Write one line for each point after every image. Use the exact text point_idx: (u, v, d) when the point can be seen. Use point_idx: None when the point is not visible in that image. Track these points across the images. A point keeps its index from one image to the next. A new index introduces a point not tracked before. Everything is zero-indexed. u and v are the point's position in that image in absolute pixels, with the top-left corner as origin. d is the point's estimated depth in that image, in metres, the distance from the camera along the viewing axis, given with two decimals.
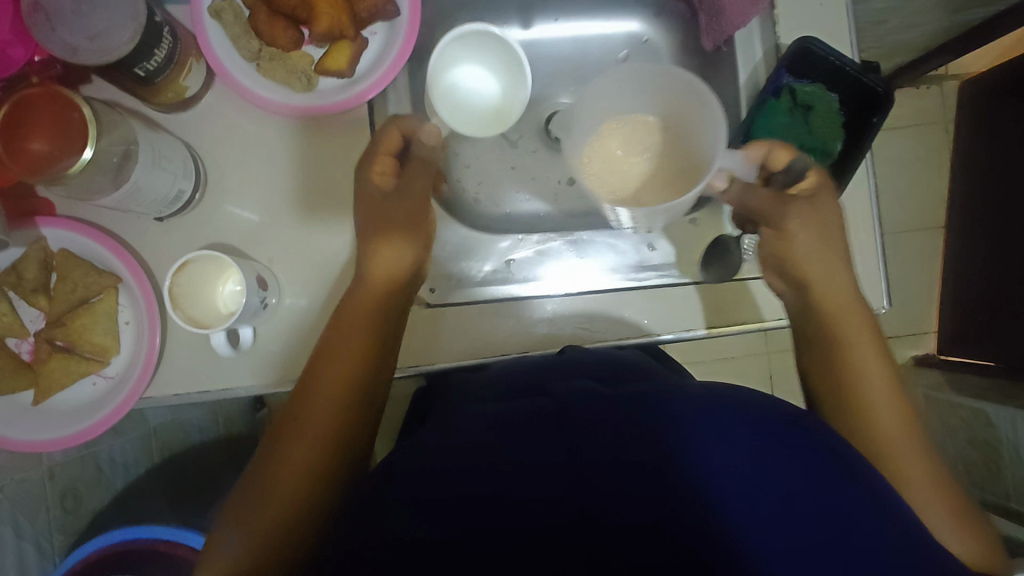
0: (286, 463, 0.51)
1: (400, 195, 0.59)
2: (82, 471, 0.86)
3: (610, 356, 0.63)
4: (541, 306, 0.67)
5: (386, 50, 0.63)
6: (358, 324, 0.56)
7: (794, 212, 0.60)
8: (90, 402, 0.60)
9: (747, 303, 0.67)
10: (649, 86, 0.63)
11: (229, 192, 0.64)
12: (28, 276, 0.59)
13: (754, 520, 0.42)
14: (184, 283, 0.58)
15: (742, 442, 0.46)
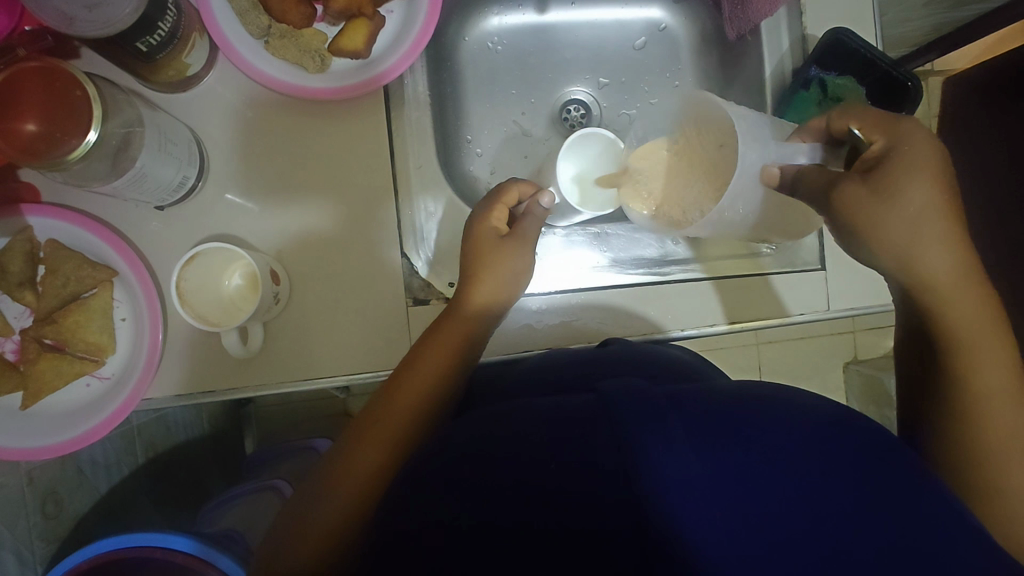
0: (343, 471, 0.52)
1: (512, 242, 0.60)
2: (62, 474, 0.81)
3: (643, 351, 0.61)
4: (563, 301, 0.65)
5: (404, 30, 0.60)
6: (434, 349, 0.57)
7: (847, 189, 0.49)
8: (86, 404, 0.56)
9: (771, 298, 0.66)
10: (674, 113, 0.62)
11: (235, 180, 0.60)
12: (13, 269, 0.54)
13: (812, 530, 0.41)
14: (192, 277, 0.54)
15: (802, 436, 0.45)
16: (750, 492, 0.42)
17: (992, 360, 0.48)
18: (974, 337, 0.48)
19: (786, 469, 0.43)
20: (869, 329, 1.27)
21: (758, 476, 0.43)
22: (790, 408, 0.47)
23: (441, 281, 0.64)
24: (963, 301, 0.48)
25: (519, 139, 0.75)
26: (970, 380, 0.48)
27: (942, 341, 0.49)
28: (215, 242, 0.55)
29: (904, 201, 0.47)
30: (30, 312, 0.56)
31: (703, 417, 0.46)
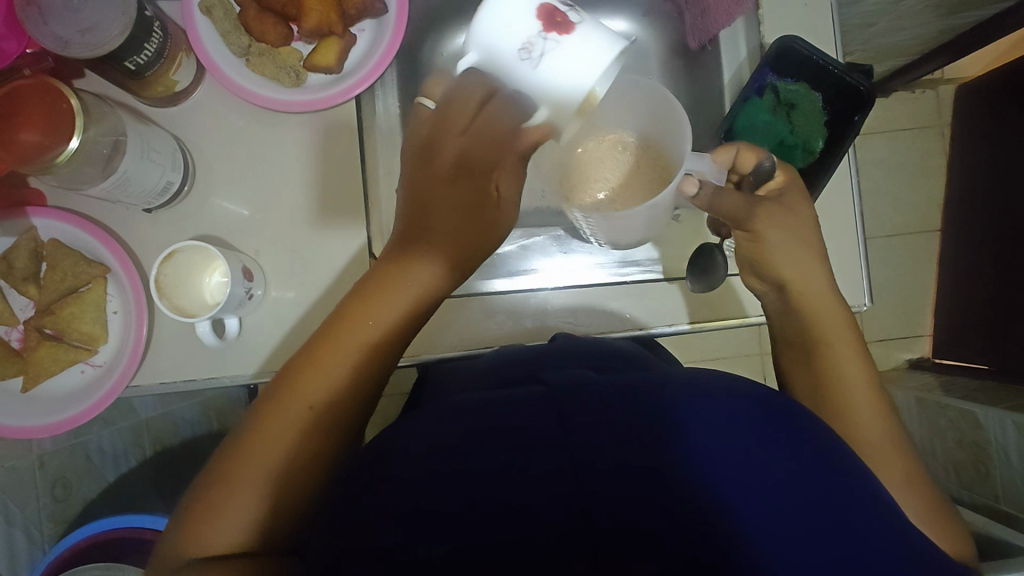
0: (270, 444, 0.49)
1: (481, 205, 0.54)
2: (70, 460, 0.88)
3: (596, 343, 0.65)
4: (536, 297, 0.70)
5: (373, 47, 0.65)
6: (387, 315, 0.54)
7: (765, 214, 0.59)
8: (79, 389, 0.61)
9: (725, 299, 0.70)
10: (626, 104, 0.63)
11: (217, 186, 0.65)
12: (18, 265, 0.60)
13: (759, 507, 0.41)
14: (171, 273, 0.59)
15: (739, 424, 0.45)
16: (697, 469, 0.42)
17: (846, 354, 0.59)
18: (824, 341, 0.60)
19: (729, 451, 0.43)
20: (876, 340, 1.25)
21: (704, 460, 0.43)
22: (722, 387, 0.48)
23: None
24: (821, 310, 0.60)
25: None
26: (834, 381, 0.58)
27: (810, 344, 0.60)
28: (194, 240, 0.60)
29: (766, 237, 0.59)
30: (33, 304, 0.62)
31: (650, 406, 0.46)
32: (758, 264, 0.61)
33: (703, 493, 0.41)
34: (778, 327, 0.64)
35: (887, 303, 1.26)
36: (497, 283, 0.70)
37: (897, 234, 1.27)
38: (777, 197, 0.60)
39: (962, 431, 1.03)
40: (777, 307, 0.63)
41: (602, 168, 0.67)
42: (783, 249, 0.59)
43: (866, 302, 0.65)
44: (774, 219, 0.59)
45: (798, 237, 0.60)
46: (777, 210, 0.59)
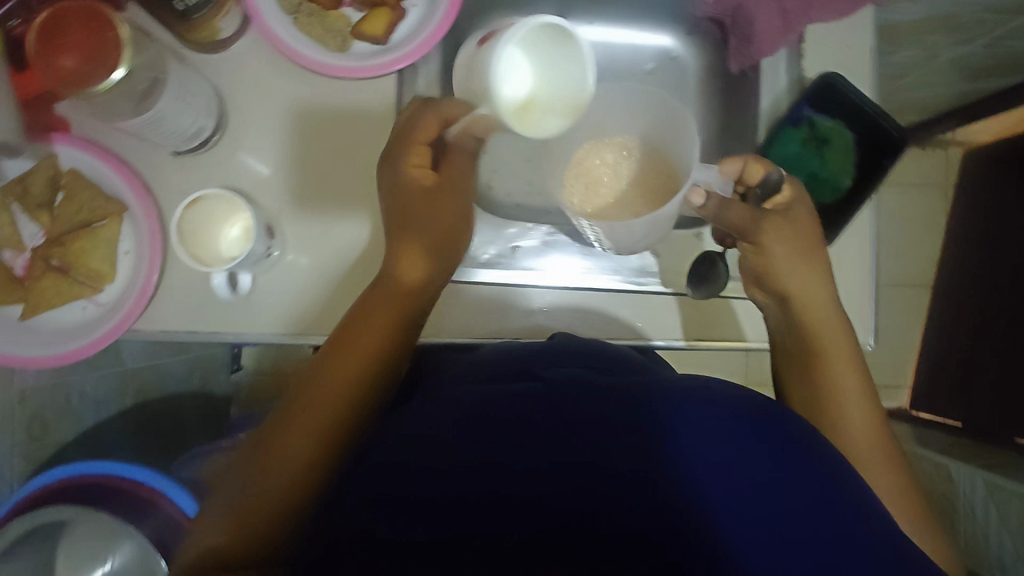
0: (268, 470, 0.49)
1: (435, 189, 0.55)
2: (51, 399, 0.87)
3: (592, 344, 0.66)
4: (543, 294, 0.70)
5: (422, 24, 0.65)
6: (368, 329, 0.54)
7: (770, 229, 0.59)
8: (78, 325, 0.60)
9: (726, 322, 0.71)
10: (632, 108, 0.65)
11: (246, 140, 0.64)
12: (34, 190, 0.59)
13: (740, 514, 0.39)
14: (192, 219, 0.59)
15: (728, 430, 0.43)
16: (680, 470, 0.41)
17: (839, 367, 0.60)
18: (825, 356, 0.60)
19: (718, 456, 0.42)
20: None
21: (687, 461, 0.41)
22: (715, 391, 0.48)
23: None
24: (826, 330, 0.60)
25: (521, 143, 0.79)
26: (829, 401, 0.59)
27: (806, 355, 0.61)
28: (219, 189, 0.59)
29: (767, 250, 0.60)
30: (43, 233, 0.61)
31: (637, 407, 0.45)
32: (764, 274, 0.61)
33: (685, 494, 0.40)
34: (780, 337, 0.64)
35: (871, 350, 1.28)
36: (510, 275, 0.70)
37: (892, 284, 1.30)
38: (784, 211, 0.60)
39: (933, 484, 1.05)
40: (780, 321, 0.63)
41: (603, 172, 0.67)
42: (788, 263, 0.60)
43: (870, 342, 0.66)
44: (778, 235, 0.59)
45: (807, 255, 0.61)
46: (782, 224, 0.59)
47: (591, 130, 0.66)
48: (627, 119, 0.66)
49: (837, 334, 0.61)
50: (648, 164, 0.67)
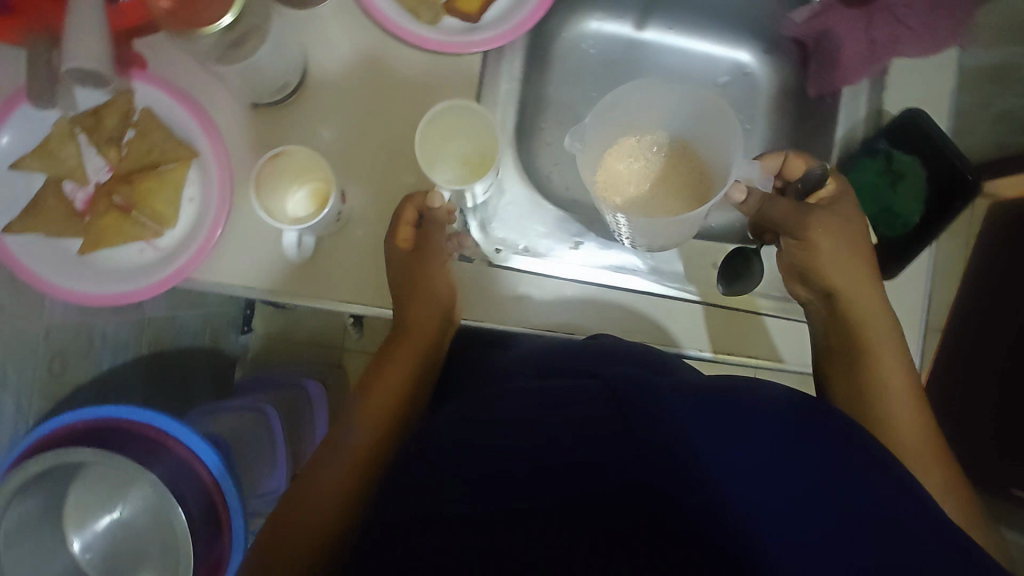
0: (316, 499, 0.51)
1: (421, 255, 0.62)
2: (73, 339, 0.84)
3: (636, 350, 0.62)
4: (594, 293, 0.67)
5: (517, 8, 0.63)
6: (381, 385, 0.61)
7: (819, 221, 0.60)
8: (134, 267, 0.59)
9: (761, 338, 0.69)
10: (669, 109, 0.67)
11: (323, 99, 0.62)
12: (107, 124, 0.58)
13: (754, 497, 0.38)
14: (271, 171, 0.58)
15: (766, 430, 0.41)
16: (696, 447, 0.40)
17: (889, 367, 0.59)
18: (878, 364, 0.59)
19: (739, 438, 0.40)
20: None
21: (698, 439, 0.40)
22: (750, 386, 0.47)
23: (487, 244, 0.67)
24: (879, 339, 0.60)
25: None
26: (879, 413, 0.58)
27: (856, 351, 0.60)
28: (310, 149, 0.58)
29: (815, 244, 0.60)
30: (108, 168, 0.59)
31: (657, 393, 0.44)
32: (810, 271, 0.62)
33: (700, 472, 0.39)
34: (823, 332, 0.64)
35: None
36: (567, 268, 0.67)
37: None
38: (830, 207, 0.62)
39: None
40: (823, 314, 0.64)
41: (632, 166, 0.70)
42: (834, 259, 0.60)
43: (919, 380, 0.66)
44: (828, 228, 0.60)
45: (860, 255, 0.62)
46: (830, 217, 0.61)
47: (626, 126, 0.69)
48: (662, 116, 0.69)
49: (888, 335, 0.60)
50: (680, 159, 0.70)
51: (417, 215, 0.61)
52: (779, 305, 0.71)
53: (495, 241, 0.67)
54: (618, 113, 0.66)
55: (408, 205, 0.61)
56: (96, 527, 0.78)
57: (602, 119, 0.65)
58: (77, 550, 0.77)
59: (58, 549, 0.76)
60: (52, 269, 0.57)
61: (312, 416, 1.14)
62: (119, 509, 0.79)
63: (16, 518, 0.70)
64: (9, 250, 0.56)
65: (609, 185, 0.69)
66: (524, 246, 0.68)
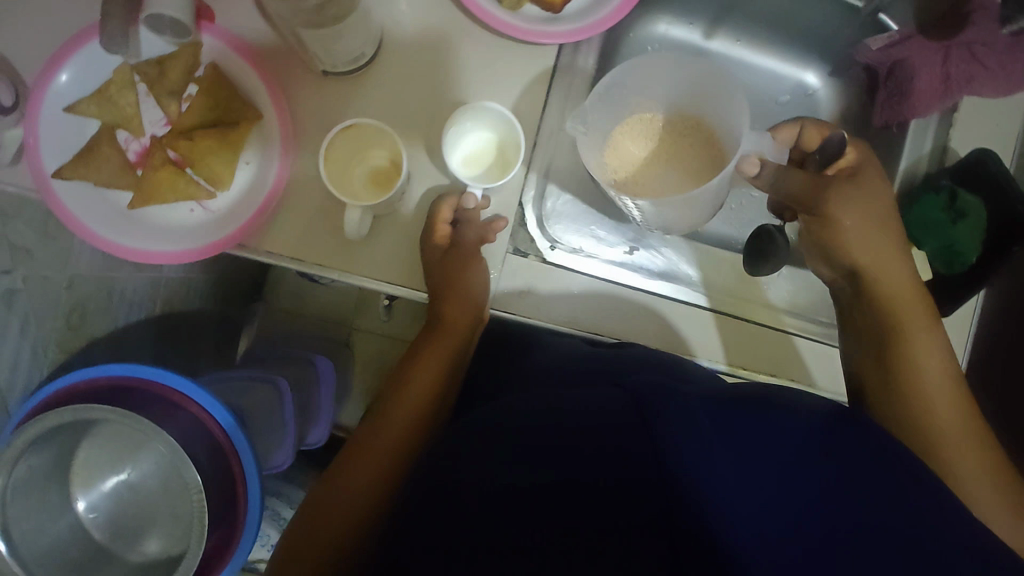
0: (338, 507, 0.54)
1: (456, 254, 0.60)
2: (93, 292, 0.82)
3: (666, 358, 0.60)
4: (642, 299, 0.64)
5: (600, 3, 0.62)
6: (415, 380, 0.62)
7: (841, 197, 0.59)
8: (184, 228, 0.57)
9: (788, 357, 0.66)
10: (675, 81, 0.64)
11: (393, 73, 0.60)
12: (170, 76, 0.56)
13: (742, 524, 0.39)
14: (343, 142, 0.58)
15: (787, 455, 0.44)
16: (690, 473, 0.40)
17: (921, 343, 0.57)
18: (913, 341, 0.57)
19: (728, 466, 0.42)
20: None
21: (694, 463, 0.40)
22: (773, 420, 0.47)
23: (542, 240, 0.64)
24: (914, 315, 0.58)
25: None
26: (917, 388, 0.56)
27: (885, 333, 0.58)
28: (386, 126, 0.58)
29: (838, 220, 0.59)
30: (166, 122, 0.57)
31: (661, 406, 0.44)
32: (833, 248, 0.61)
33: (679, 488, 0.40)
34: (851, 312, 0.62)
35: None
36: (618, 272, 0.65)
37: None
38: (849, 176, 0.61)
39: None
40: (851, 292, 0.62)
41: (639, 140, 0.67)
42: (858, 232, 0.59)
43: None
44: (847, 200, 0.59)
45: (885, 223, 0.60)
46: (850, 186, 0.60)
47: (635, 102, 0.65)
48: (667, 91, 0.65)
49: (919, 310, 0.58)
50: (687, 130, 0.66)
51: (453, 216, 0.60)
52: (811, 327, 0.68)
53: (549, 237, 0.65)
54: (634, 93, 0.64)
55: (444, 208, 0.59)
56: (102, 487, 0.75)
57: (609, 94, 0.62)
58: (82, 510, 0.74)
59: (64, 508, 0.73)
60: (101, 221, 0.55)
61: (318, 394, 1.10)
62: (127, 470, 0.76)
63: (24, 471, 0.67)
64: (57, 196, 0.54)
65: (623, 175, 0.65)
66: (578, 248, 0.66)
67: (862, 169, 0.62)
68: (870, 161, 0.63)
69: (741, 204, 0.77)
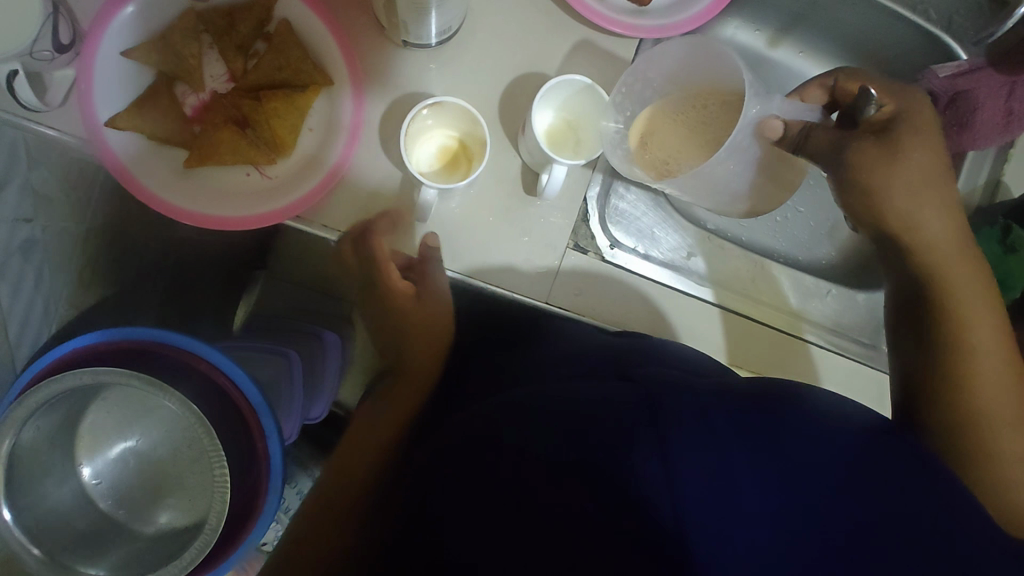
0: (323, 512, 0.52)
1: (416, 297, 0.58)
2: (107, 247, 0.76)
3: (685, 355, 0.55)
4: (685, 302, 0.64)
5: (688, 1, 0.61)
6: (392, 394, 0.59)
7: (866, 163, 0.51)
8: (240, 192, 0.54)
9: (802, 364, 0.65)
10: (698, 65, 0.57)
11: (472, 51, 0.58)
12: (240, 29, 0.54)
13: (712, 529, 0.35)
14: (433, 116, 0.57)
15: (829, 455, 0.39)
16: (661, 476, 0.36)
17: (977, 328, 0.49)
18: (966, 322, 0.49)
19: (722, 466, 0.37)
20: None
21: (673, 462, 0.37)
22: (801, 407, 0.42)
23: (602, 238, 0.62)
24: (965, 283, 0.50)
25: None
26: (969, 368, 0.48)
27: (935, 313, 0.50)
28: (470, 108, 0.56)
29: (885, 196, 0.51)
30: (229, 78, 0.56)
31: (668, 397, 0.41)
32: (869, 214, 0.53)
33: (638, 491, 0.36)
34: (903, 291, 0.54)
35: None
36: (670, 275, 0.64)
37: None
38: (878, 136, 0.51)
39: None
40: (898, 270, 0.54)
41: (665, 122, 0.59)
42: (902, 195, 0.51)
43: None
44: (904, 164, 0.50)
45: (941, 183, 0.52)
46: (879, 156, 0.51)
47: (662, 86, 0.59)
48: (691, 71, 0.58)
49: (978, 291, 0.50)
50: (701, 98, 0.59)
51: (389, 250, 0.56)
52: (825, 336, 0.67)
53: (609, 236, 0.63)
54: (658, 75, 0.58)
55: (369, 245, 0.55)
56: (107, 454, 0.67)
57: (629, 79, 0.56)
58: (86, 477, 0.66)
59: (65, 474, 0.64)
60: (157, 181, 0.52)
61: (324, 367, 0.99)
62: (135, 437, 0.67)
63: (29, 433, 0.59)
64: (110, 146, 0.51)
65: (648, 147, 0.59)
66: (642, 251, 0.65)
67: (899, 118, 0.52)
68: (919, 111, 0.53)
69: (787, 217, 0.76)
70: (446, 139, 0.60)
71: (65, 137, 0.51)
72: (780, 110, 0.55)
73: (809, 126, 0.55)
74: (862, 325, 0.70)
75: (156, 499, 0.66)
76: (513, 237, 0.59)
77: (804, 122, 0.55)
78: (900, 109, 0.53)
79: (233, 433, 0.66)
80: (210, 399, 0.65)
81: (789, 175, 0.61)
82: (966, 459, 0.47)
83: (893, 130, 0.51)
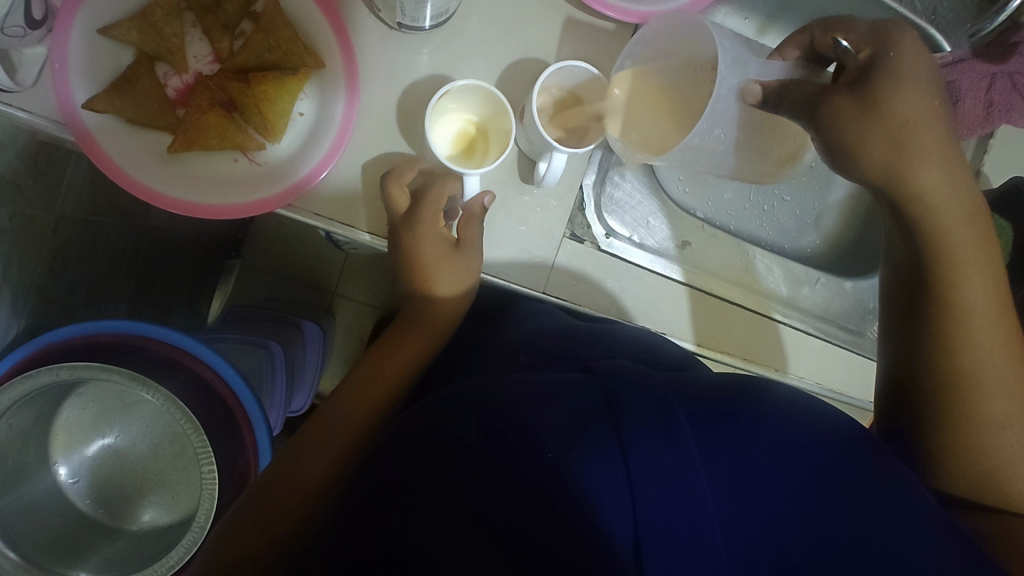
0: (274, 493, 0.49)
1: (445, 257, 0.57)
2: (80, 234, 0.71)
3: (653, 347, 0.57)
4: (675, 288, 0.64)
5: None
6: (370, 372, 0.57)
7: (845, 123, 0.48)
8: (226, 179, 0.52)
9: (768, 343, 0.67)
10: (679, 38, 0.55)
11: (468, 34, 0.57)
12: (227, 8, 0.52)
13: (670, 533, 0.33)
14: (453, 102, 0.57)
15: (786, 454, 0.40)
16: (622, 476, 0.34)
17: (978, 318, 0.48)
18: (972, 312, 0.48)
19: (687, 466, 0.35)
20: None
21: (638, 461, 0.34)
22: (758, 401, 0.43)
23: (599, 226, 0.62)
24: (966, 265, 0.49)
25: None
26: (965, 356, 0.48)
27: (928, 301, 0.50)
28: (478, 89, 0.55)
29: (864, 152, 0.49)
30: (213, 58, 0.54)
31: (634, 390, 0.38)
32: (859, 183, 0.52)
33: (587, 500, 0.34)
34: (903, 274, 0.53)
35: None
36: (666, 263, 0.64)
37: None
38: (853, 88, 0.48)
39: None
40: (903, 258, 0.53)
41: (647, 96, 0.57)
42: (877, 151, 0.48)
43: None
44: (887, 120, 0.47)
45: (944, 150, 0.49)
46: (854, 110, 0.48)
47: (639, 57, 0.57)
48: (671, 43, 0.56)
49: (979, 271, 0.49)
50: (674, 68, 0.56)
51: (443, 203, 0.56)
52: (797, 318, 0.68)
53: (605, 225, 0.62)
54: (651, 49, 0.57)
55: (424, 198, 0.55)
56: (85, 451, 0.63)
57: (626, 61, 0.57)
58: (62, 476, 0.62)
59: (39, 470, 0.60)
60: (134, 164, 0.50)
61: (304, 360, 0.97)
62: (114, 433, 0.64)
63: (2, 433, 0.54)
64: (85, 126, 0.48)
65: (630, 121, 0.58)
66: (638, 240, 0.65)
67: (876, 65, 0.48)
68: (902, 46, 0.48)
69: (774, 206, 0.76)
70: (471, 123, 0.60)
71: (36, 118, 0.48)
72: (757, 74, 0.53)
73: (785, 84, 0.52)
74: (847, 314, 0.71)
75: (138, 496, 0.64)
76: (510, 227, 0.59)
77: (783, 80, 0.52)
78: (876, 55, 0.49)
79: (219, 429, 0.63)
80: (196, 392, 0.63)
81: (786, 141, 0.60)
82: (943, 447, 0.48)
83: (869, 80, 0.48)
